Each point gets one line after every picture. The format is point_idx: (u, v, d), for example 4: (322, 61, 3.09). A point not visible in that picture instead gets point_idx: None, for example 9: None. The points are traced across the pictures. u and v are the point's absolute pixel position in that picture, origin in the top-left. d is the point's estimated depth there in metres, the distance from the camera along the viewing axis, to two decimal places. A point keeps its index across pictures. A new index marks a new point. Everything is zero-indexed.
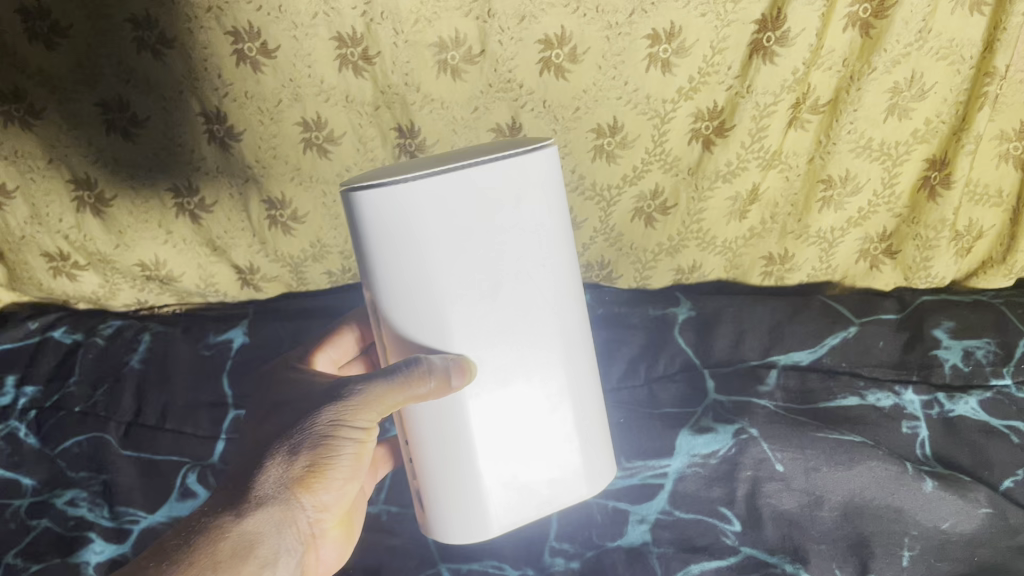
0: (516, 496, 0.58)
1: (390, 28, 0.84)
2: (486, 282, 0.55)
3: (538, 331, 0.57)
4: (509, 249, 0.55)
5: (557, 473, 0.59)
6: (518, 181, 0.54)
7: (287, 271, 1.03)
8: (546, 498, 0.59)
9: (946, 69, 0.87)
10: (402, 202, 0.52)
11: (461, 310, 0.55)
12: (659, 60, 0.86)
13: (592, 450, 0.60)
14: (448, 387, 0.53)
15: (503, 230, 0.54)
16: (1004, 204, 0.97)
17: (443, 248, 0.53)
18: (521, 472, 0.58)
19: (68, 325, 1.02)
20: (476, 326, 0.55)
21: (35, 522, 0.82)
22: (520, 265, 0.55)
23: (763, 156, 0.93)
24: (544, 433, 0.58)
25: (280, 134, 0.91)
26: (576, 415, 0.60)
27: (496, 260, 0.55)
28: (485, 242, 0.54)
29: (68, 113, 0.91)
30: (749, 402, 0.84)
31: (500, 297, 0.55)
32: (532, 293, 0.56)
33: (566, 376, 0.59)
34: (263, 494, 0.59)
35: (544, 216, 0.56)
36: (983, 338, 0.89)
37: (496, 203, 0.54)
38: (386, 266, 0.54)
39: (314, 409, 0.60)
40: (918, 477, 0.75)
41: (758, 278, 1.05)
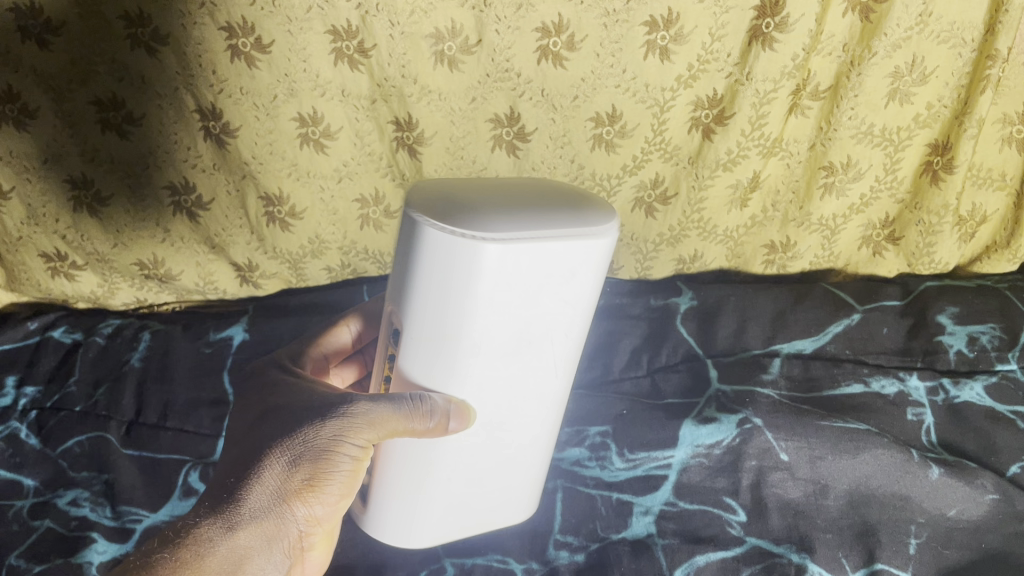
0: (453, 520, 0.66)
1: (386, 20, 0.83)
2: (511, 341, 0.55)
3: (536, 387, 0.59)
4: (544, 317, 0.55)
5: (492, 505, 0.67)
6: (577, 262, 0.53)
7: (287, 267, 1.03)
8: (471, 518, 0.66)
9: (947, 51, 0.87)
10: (469, 257, 0.50)
11: (480, 365, 0.55)
12: (658, 47, 0.86)
13: (523, 490, 0.68)
14: (445, 428, 0.55)
15: (547, 301, 0.54)
16: (1007, 187, 0.97)
17: (489, 308, 0.52)
18: (466, 503, 0.65)
19: (68, 325, 1.01)
20: (486, 377, 0.56)
21: (38, 522, 0.81)
22: (546, 330, 0.56)
23: (764, 144, 0.92)
24: (496, 476, 0.65)
25: (276, 130, 0.90)
26: (526, 459, 0.66)
27: (530, 325, 0.55)
28: (524, 311, 0.53)
29: (64, 111, 0.91)
30: (752, 392, 0.83)
31: (517, 355, 0.56)
32: (547, 354, 0.58)
33: (540, 430, 0.64)
34: (256, 507, 0.58)
35: (588, 289, 0.56)
36: (988, 323, 0.89)
37: (553, 278, 0.53)
38: (424, 302, 0.53)
39: (315, 421, 0.60)
40: (924, 465, 0.74)
41: (760, 266, 1.04)
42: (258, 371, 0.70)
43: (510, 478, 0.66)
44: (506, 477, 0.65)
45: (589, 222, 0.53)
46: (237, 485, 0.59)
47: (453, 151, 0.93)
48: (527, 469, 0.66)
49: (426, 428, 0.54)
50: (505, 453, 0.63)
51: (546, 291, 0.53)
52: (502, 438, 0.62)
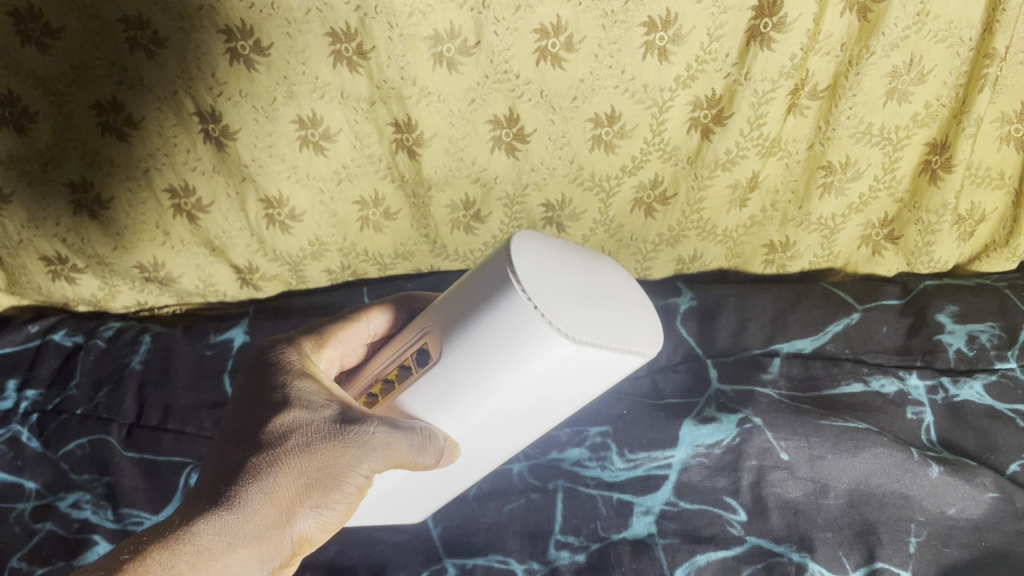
0: (369, 514, 0.69)
1: (385, 22, 0.83)
2: (523, 411, 0.54)
3: (515, 439, 0.59)
4: (559, 402, 0.54)
5: (406, 508, 0.70)
6: (618, 374, 0.52)
7: (287, 269, 1.03)
8: (379, 515, 0.69)
9: (945, 51, 0.87)
10: (534, 340, 0.48)
11: (481, 415, 0.55)
12: (656, 47, 0.86)
13: (433, 503, 0.71)
14: (433, 464, 0.56)
15: (572, 395, 0.53)
16: (1006, 186, 0.97)
17: (520, 380, 0.50)
18: (386, 504, 0.68)
19: (69, 328, 1.02)
20: (477, 421, 0.56)
21: (39, 525, 0.81)
22: (553, 412, 0.55)
23: (763, 144, 0.92)
24: (423, 492, 0.67)
25: (276, 133, 0.91)
26: (454, 484, 0.68)
27: (544, 407, 0.54)
28: (547, 393, 0.52)
29: (64, 115, 0.91)
30: (752, 391, 0.84)
31: (516, 418, 0.56)
32: (542, 423, 0.58)
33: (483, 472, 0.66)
34: (256, 528, 0.52)
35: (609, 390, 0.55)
36: (987, 321, 0.89)
37: (594, 380, 0.52)
38: (467, 348, 0.51)
39: (328, 439, 0.55)
40: (924, 464, 0.75)
41: (759, 266, 1.05)
42: (258, 359, 0.63)
43: (430, 496, 0.69)
44: (429, 495, 0.68)
45: (643, 347, 0.52)
46: (236, 499, 0.52)
47: (452, 152, 0.94)
48: (450, 491, 0.69)
49: (426, 464, 0.55)
50: (444, 480, 0.66)
51: (580, 386, 0.52)
52: (453, 472, 0.64)
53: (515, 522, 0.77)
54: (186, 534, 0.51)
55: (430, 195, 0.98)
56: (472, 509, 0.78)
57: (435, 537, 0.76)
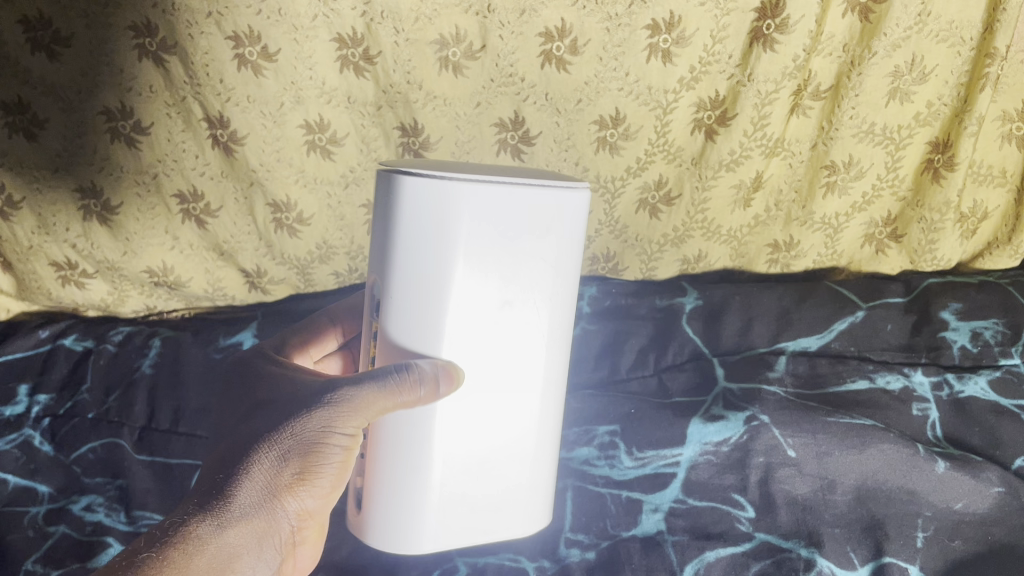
0: (461, 517, 0.61)
1: (391, 28, 0.86)
2: (492, 300, 0.58)
3: (524, 360, 0.60)
4: (521, 276, 0.58)
5: (505, 507, 0.62)
6: (549, 215, 0.58)
7: (295, 272, 1.03)
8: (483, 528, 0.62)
9: (946, 51, 0.88)
10: (438, 199, 0.54)
11: (465, 331, 0.57)
12: (660, 50, 0.87)
13: (536, 494, 0.64)
14: (436, 394, 0.55)
15: (521, 259, 0.58)
16: (1008, 183, 0.98)
17: (460, 256, 0.55)
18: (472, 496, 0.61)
19: (78, 333, 1.00)
20: (468, 340, 0.58)
21: (52, 528, 0.83)
22: (528, 293, 0.59)
23: (766, 144, 0.93)
24: (499, 468, 0.61)
25: (283, 137, 0.92)
26: (530, 456, 0.63)
27: (507, 285, 0.58)
28: (499, 264, 0.57)
29: (73, 122, 0.92)
30: (759, 389, 0.84)
31: (502, 324, 0.59)
32: (531, 320, 0.59)
33: (535, 414, 0.62)
34: (246, 505, 0.59)
35: (564, 251, 0.59)
36: (990, 318, 0.89)
37: (525, 231, 0.57)
38: (404, 257, 0.56)
39: (300, 412, 0.60)
40: (931, 459, 0.75)
41: (764, 265, 1.03)
42: (240, 364, 0.70)
43: (516, 476, 0.62)
44: (509, 468, 0.62)
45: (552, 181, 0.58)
46: (225, 485, 0.59)
47: (458, 155, 0.94)
48: (531, 466, 0.63)
49: (418, 397, 0.54)
50: (501, 437, 0.61)
51: (522, 244, 0.57)
52: (493, 416, 0.60)
53: None
54: (183, 521, 0.58)
55: None
56: None
57: None
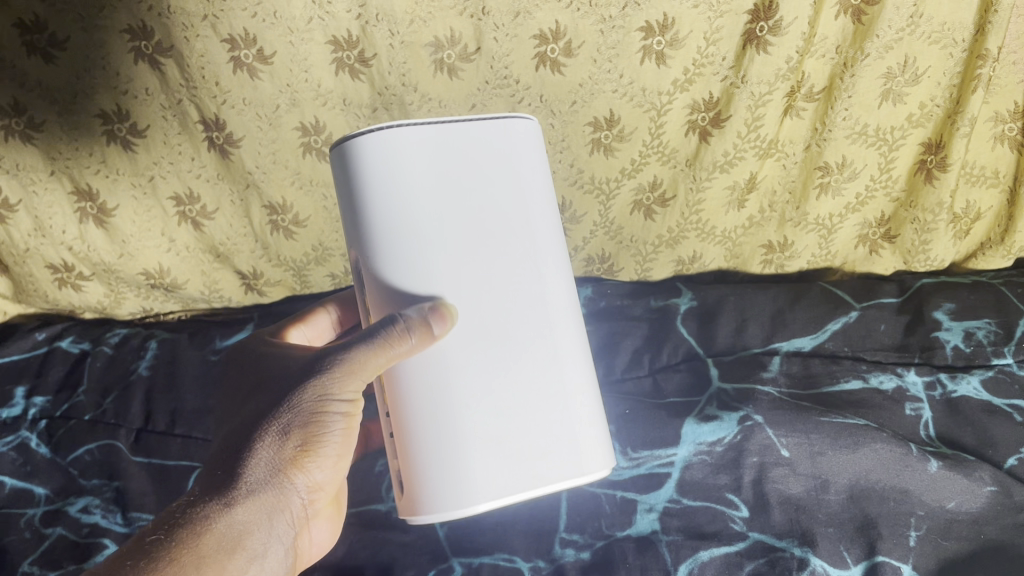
0: (507, 462, 0.56)
1: (386, 30, 0.85)
2: (471, 235, 0.56)
3: (523, 292, 0.58)
4: (495, 209, 0.57)
5: (551, 447, 0.58)
6: (502, 143, 0.58)
7: (290, 274, 1.04)
8: (534, 473, 0.57)
9: (938, 52, 0.88)
10: (391, 148, 0.55)
11: (456, 273, 0.56)
12: (654, 52, 0.87)
13: (584, 431, 0.60)
14: (430, 335, 0.53)
15: (490, 192, 0.57)
16: (1000, 184, 0.98)
17: (429, 199, 0.55)
18: (511, 441, 0.57)
19: (75, 334, 1.03)
20: (460, 282, 0.56)
21: (49, 530, 0.83)
22: (505, 224, 0.58)
23: (760, 145, 0.94)
24: (532, 408, 0.57)
25: (279, 139, 0.92)
26: (563, 390, 0.59)
27: (484, 222, 0.57)
28: (470, 200, 0.56)
29: (69, 125, 0.92)
30: (753, 389, 0.85)
31: (492, 260, 0.57)
32: (518, 252, 0.58)
33: (551, 348, 0.59)
34: (253, 481, 0.58)
35: (526, 178, 0.59)
36: (983, 318, 0.89)
37: (483, 163, 0.57)
38: (371, 212, 0.55)
39: (296, 385, 0.59)
40: (923, 459, 0.76)
41: (758, 266, 1.06)
42: (235, 356, 0.70)
43: (554, 413, 0.58)
44: (544, 405, 0.58)
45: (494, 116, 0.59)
46: (230, 466, 0.58)
47: None
48: (567, 400, 0.59)
49: (409, 344, 0.53)
50: (526, 375, 0.57)
51: (485, 177, 0.57)
52: (510, 354, 0.57)
53: (520, 520, 0.77)
54: (191, 505, 0.57)
55: None
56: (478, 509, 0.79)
57: (441, 537, 0.77)
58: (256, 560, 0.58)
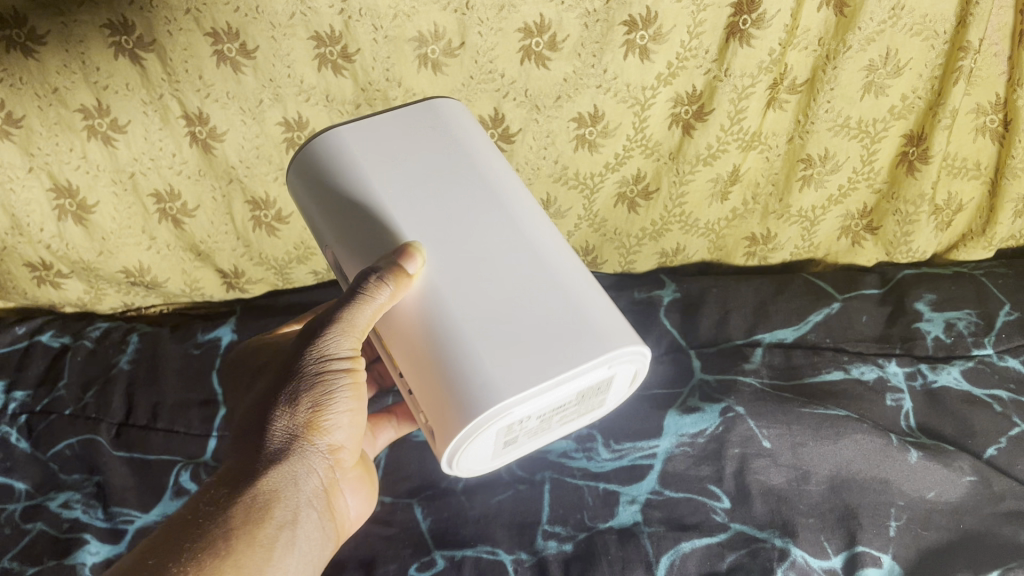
0: (518, 355, 0.50)
1: (369, 24, 0.84)
2: (417, 179, 0.59)
3: (485, 211, 0.58)
4: (437, 157, 0.60)
5: (560, 331, 0.51)
6: (428, 115, 0.64)
7: (272, 272, 1.07)
8: (553, 358, 0.50)
9: (920, 44, 0.87)
10: (332, 145, 0.61)
11: (413, 211, 0.57)
12: (637, 47, 0.87)
13: (598, 317, 0.53)
14: (402, 277, 0.52)
15: (428, 147, 0.61)
16: (982, 175, 0.98)
17: (373, 163, 0.59)
18: (518, 338, 0.51)
19: (56, 329, 1.02)
20: (420, 215, 0.57)
21: (29, 525, 0.82)
22: (448, 167, 0.60)
23: (743, 137, 0.94)
24: (527, 303, 0.52)
25: (262, 135, 0.93)
26: (561, 283, 0.54)
27: (430, 169, 0.59)
28: (412, 156, 0.60)
29: (49, 119, 0.90)
30: (735, 380, 0.85)
31: (446, 194, 0.58)
32: (470, 184, 0.59)
33: (534, 250, 0.56)
34: (272, 451, 0.55)
35: (460, 134, 0.63)
36: (963, 309, 0.90)
37: (411, 130, 0.62)
38: (326, 204, 0.60)
39: (295, 353, 0.57)
40: (903, 449, 0.77)
41: (741, 258, 1.08)
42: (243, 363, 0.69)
43: (553, 302, 0.53)
44: (543, 298, 0.53)
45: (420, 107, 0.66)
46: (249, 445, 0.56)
47: None
48: (567, 293, 0.54)
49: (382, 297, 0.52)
50: (513, 276, 0.54)
51: (422, 136, 0.62)
52: (490, 263, 0.54)
53: (503, 513, 0.77)
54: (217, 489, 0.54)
55: None
56: (459, 501, 0.79)
57: (425, 530, 0.76)
58: (293, 529, 0.55)
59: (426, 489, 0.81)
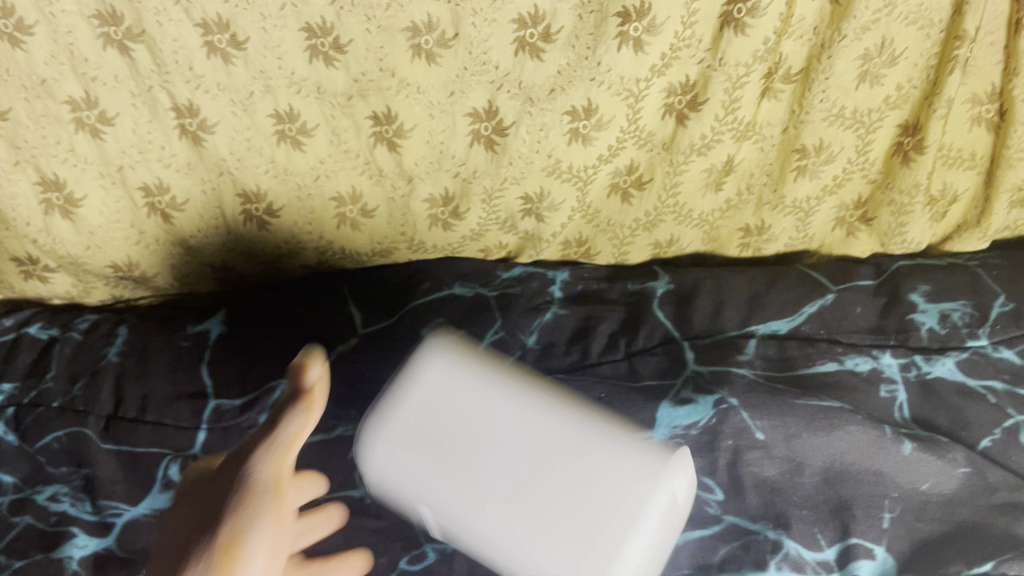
0: (574, 541, 0.51)
1: (361, 15, 0.83)
2: (445, 441, 0.56)
3: (517, 442, 0.56)
4: (456, 425, 0.56)
5: (604, 513, 0.52)
6: (430, 393, 0.59)
7: (263, 266, 1.06)
8: (602, 533, 0.51)
9: (916, 33, 0.86)
10: (374, 455, 0.57)
11: (460, 491, 0.54)
12: (631, 38, 0.85)
13: (624, 464, 0.54)
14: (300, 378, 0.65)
15: (441, 408, 0.57)
16: (977, 166, 0.97)
17: (406, 463, 0.56)
18: (570, 526, 0.52)
19: (44, 321, 1.01)
20: (460, 488, 0.54)
21: (17, 519, 0.82)
22: (462, 418, 0.57)
23: (738, 127, 0.94)
24: (566, 493, 0.53)
25: (253, 126, 0.92)
26: (591, 463, 0.54)
27: (462, 428, 0.56)
28: (434, 420, 0.57)
29: (36, 111, 0.88)
30: (728, 371, 0.84)
31: (473, 446, 0.55)
32: (495, 421, 0.57)
33: (578, 410, 0.59)
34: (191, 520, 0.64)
35: (464, 374, 0.60)
36: (959, 300, 0.90)
37: (421, 410, 0.58)
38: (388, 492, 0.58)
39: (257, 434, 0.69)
40: (897, 440, 0.76)
41: (735, 249, 1.08)
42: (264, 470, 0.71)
43: (588, 485, 0.53)
44: (578, 475, 0.54)
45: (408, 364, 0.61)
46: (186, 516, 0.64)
47: (433, 144, 0.95)
48: (595, 475, 0.54)
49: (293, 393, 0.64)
50: (546, 486, 0.53)
51: (435, 400, 0.58)
52: (529, 478, 0.54)
53: None
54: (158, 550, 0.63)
55: (411, 188, 1.00)
56: None
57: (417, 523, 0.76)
58: None
59: None
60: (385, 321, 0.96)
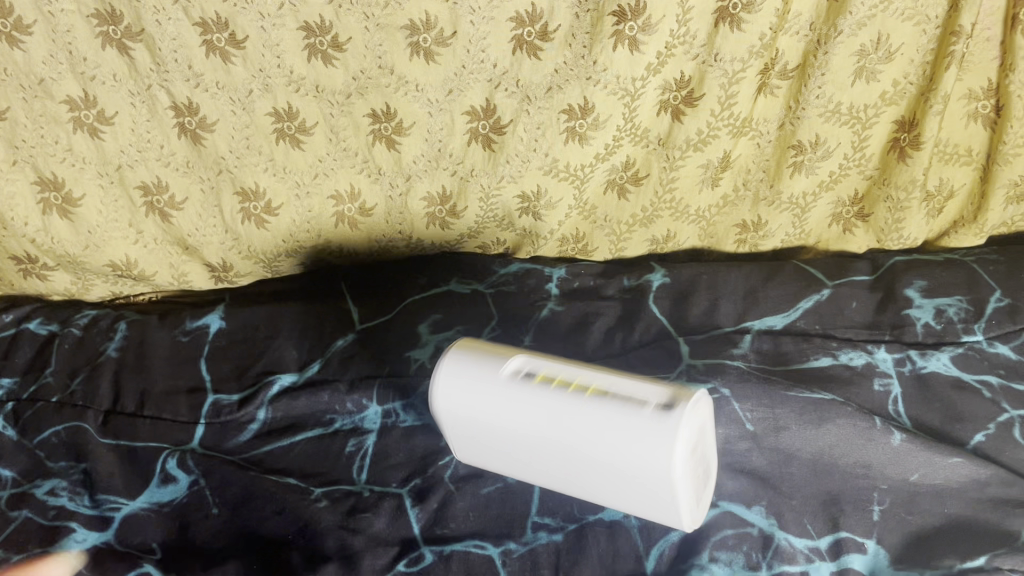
0: (612, 428, 0.63)
1: (360, 13, 0.85)
2: (504, 373, 0.70)
3: (560, 374, 0.68)
4: (511, 371, 0.71)
5: (632, 404, 0.63)
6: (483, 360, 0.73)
7: (260, 265, 1.05)
8: (635, 420, 0.62)
9: (912, 29, 0.87)
10: (447, 402, 0.72)
11: (517, 407, 0.68)
12: (627, 37, 0.86)
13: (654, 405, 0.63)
14: None
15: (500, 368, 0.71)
16: (974, 162, 0.97)
17: (474, 398, 0.70)
18: (607, 413, 0.64)
19: (43, 316, 1.02)
20: (515, 400, 0.68)
21: (15, 513, 0.80)
22: (519, 372, 0.70)
23: (734, 123, 0.94)
24: (607, 405, 0.64)
25: (252, 125, 0.92)
26: (624, 382, 0.65)
27: (516, 371, 0.70)
28: (491, 373, 0.71)
29: (35, 111, 0.90)
30: (721, 363, 0.84)
31: (528, 378, 0.69)
32: (544, 368, 0.70)
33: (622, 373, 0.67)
34: None
35: (516, 360, 0.72)
36: (954, 295, 0.90)
37: (475, 372, 0.72)
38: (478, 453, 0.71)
39: None
40: (887, 431, 0.76)
41: (732, 244, 1.07)
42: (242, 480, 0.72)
43: (624, 411, 0.63)
44: (613, 397, 0.64)
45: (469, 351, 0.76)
46: None
47: (430, 144, 0.95)
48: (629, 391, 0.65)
49: None
50: (590, 389, 0.66)
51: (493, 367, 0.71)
52: (572, 390, 0.66)
53: (491, 506, 0.77)
54: None
55: (410, 185, 0.99)
56: (447, 491, 0.79)
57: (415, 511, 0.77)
58: None
59: (415, 477, 0.81)
60: (380, 317, 0.96)
